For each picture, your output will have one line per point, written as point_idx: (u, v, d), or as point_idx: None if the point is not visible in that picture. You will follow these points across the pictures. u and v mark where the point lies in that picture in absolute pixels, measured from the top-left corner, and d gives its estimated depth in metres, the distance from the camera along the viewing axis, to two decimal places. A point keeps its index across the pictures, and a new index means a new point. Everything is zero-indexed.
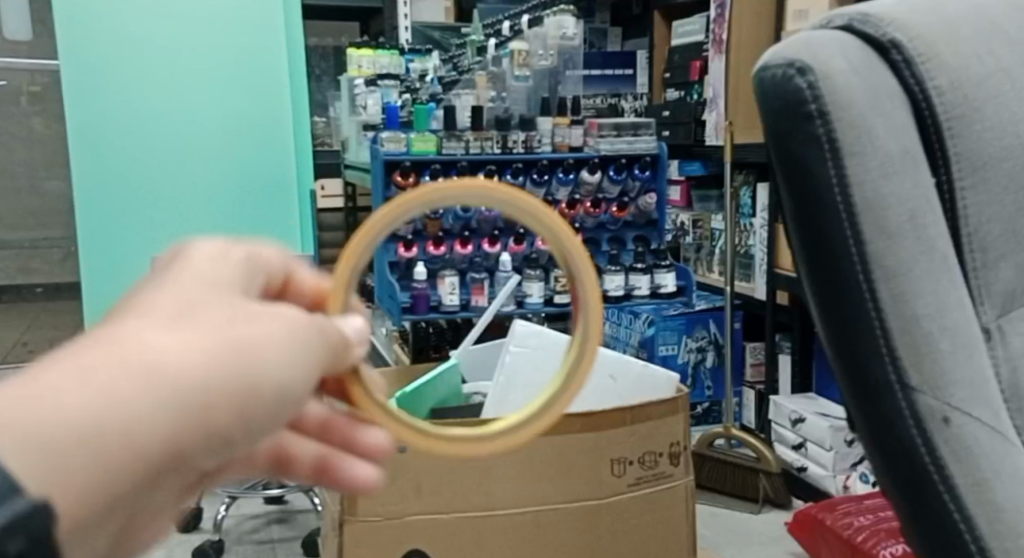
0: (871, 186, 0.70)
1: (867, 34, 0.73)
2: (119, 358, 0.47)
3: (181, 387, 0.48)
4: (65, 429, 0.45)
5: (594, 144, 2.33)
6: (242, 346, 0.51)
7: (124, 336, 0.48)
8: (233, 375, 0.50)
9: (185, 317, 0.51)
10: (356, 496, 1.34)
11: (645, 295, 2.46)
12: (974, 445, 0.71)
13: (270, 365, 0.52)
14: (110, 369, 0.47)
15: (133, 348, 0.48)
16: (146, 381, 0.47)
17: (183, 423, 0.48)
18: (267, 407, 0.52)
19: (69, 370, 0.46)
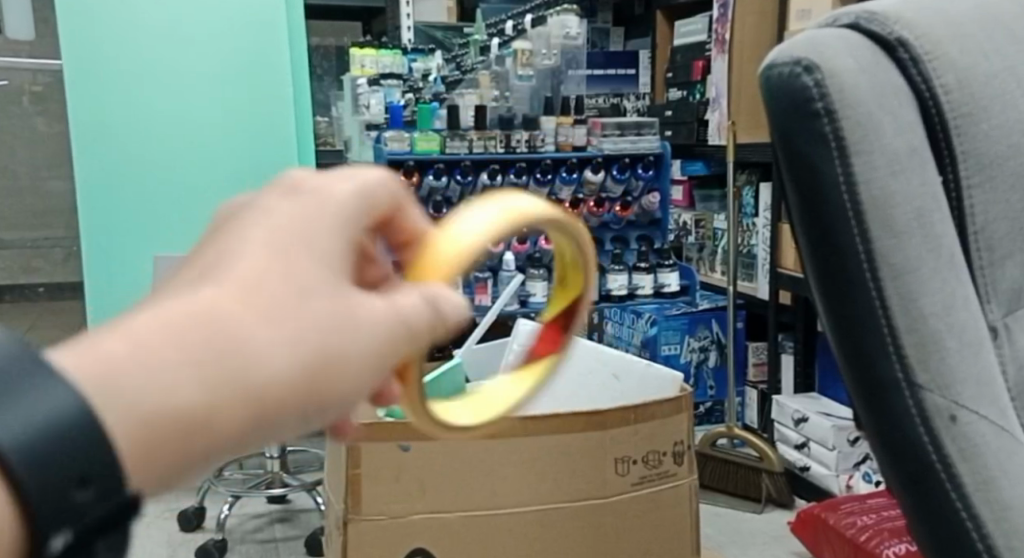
0: (878, 183, 0.70)
1: (873, 32, 0.73)
2: (212, 338, 0.51)
3: (246, 369, 0.51)
4: (153, 409, 0.49)
5: (598, 144, 2.34)
6: (311, 337, 0.54)
7: (205, 311, 0.52)
8: (317, 373, 0.54)
9: (280, 300, 0.54)
10: (360, 495, 1.35)
11: (650, 294, 2.46)
12: (981, 443, 0.71)
13: (350, 366, 0.55)
14: (184, 342, 0.50)
15: (210, 322, 0.51)
16: (212, 356, 0.51)
17: (257, 404, 0.52)
18: (339, 401, 0.56)
19: (149, 338, 0.50)
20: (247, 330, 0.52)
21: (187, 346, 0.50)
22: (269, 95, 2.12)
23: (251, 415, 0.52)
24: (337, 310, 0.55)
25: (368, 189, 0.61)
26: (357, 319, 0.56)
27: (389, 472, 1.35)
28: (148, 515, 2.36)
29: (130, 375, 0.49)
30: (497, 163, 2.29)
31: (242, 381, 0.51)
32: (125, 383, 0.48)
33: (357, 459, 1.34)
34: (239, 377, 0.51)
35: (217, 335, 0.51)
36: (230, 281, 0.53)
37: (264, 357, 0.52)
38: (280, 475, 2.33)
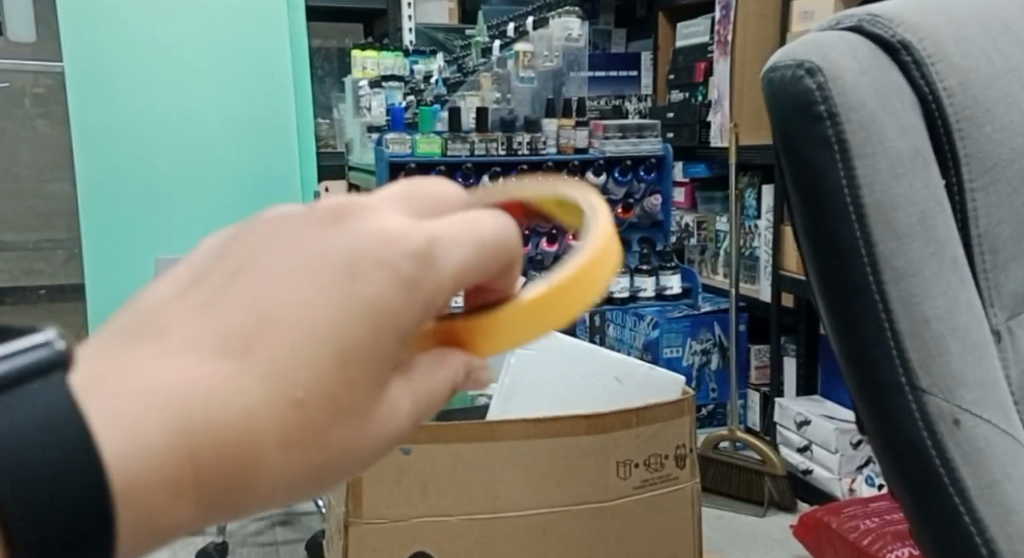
0: (880, 186, 0.70)
1: (876, 34, 0.73)
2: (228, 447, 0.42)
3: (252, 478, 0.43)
4: (146, 517, 0.41)
5: (600, 146, 2.33)
6: (330, 448, 0.45)
7: (243, 401, 0.42)
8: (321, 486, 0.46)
9: (316, 406, 0.44)
10: (361, 498, 1.34)
11: (650, 298, 2.60)
12: (985, 447, 0.70)
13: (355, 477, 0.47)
14: (206, 438, 0.41)
15: (237, 422, 0.42)
16: (227, 461, 0.42)
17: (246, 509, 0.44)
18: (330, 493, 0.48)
19: (167, 424, 0.41)
20: (271, 444, 0.43)
21: (200, 441, 0.41)
22: (273, 97, 2.13)
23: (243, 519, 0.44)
24: (365, 416, 0.46)
25: (486, 249, 0.48)
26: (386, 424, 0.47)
27: (391, 475, 1.34)
28: None
29: (132, 478, 0.40)
30: (499, 166, 2.29)
31: (243, 493, 0.43)
32: (131, 485, 0.40)
33: None
34: (240, 492, 0.43)
35: (233, 444, 0.42)
36: (271, 369, 0.43)
37: (280, 477, 0.43)
38: None
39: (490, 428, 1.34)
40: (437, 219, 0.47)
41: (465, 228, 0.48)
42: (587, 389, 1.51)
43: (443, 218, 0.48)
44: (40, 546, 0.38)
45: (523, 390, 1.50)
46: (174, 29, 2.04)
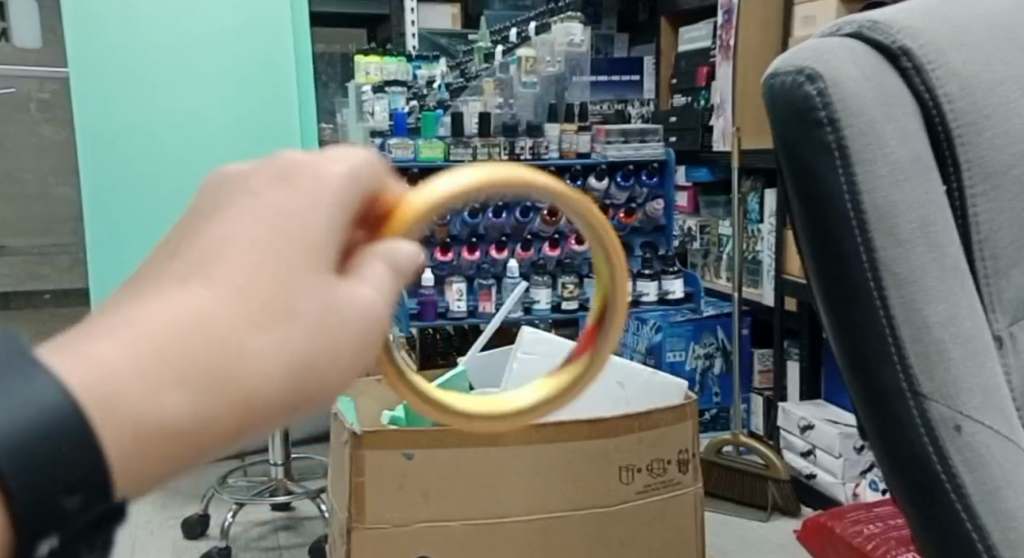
0: (881, 193, 0.70)
1: (877, 41, 0.73)
2: (200, 350, 0.44)
3: (239, 379, 0.44)
4: (142, 425, 0.42)
5: (602, 150, 2.34)
6: (305, 336, 0.46)
7: (198, 312, 0.44)
8: (310, 375, 0.46)
9: (269, 300, 0.46)
10: (364, 503, 1.34)
11: None
12: (986, 453, 0.70)
13: (344, 370, 0.48)
14: (174, 349, 0.43)
15: (200, 331, 0.44)
16: (204, 365, 0.44)
17: (247, 421, 0.45)
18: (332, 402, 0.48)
19: (132, 349, 0.43)
20: (243, 341, 0.45)
21: (174, 353, 0.43)
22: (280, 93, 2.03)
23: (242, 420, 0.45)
24: (328, 304, 0.47)
25: (360, 167, 0.51)
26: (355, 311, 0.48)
27: (394, 480, 1.34)
28: (153, 523, 2.37)
29: (117, 392, 0.42)
30: None
31: (236, 391, 0.44)
32: (120, 394, 0.42)
33: (361, 466, 1.34)
34: (234, 386, 0.44)
35: (205, 348, 0.44)
36: (219, 285, 0.45)
37: (259, 363, 0.45)
38: (284, 483, 2.33)
39: (491, 432, 1.34)
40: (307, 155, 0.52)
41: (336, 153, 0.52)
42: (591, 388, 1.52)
43: (314, 155, 0.52)
44: (42, 466, 0.39)
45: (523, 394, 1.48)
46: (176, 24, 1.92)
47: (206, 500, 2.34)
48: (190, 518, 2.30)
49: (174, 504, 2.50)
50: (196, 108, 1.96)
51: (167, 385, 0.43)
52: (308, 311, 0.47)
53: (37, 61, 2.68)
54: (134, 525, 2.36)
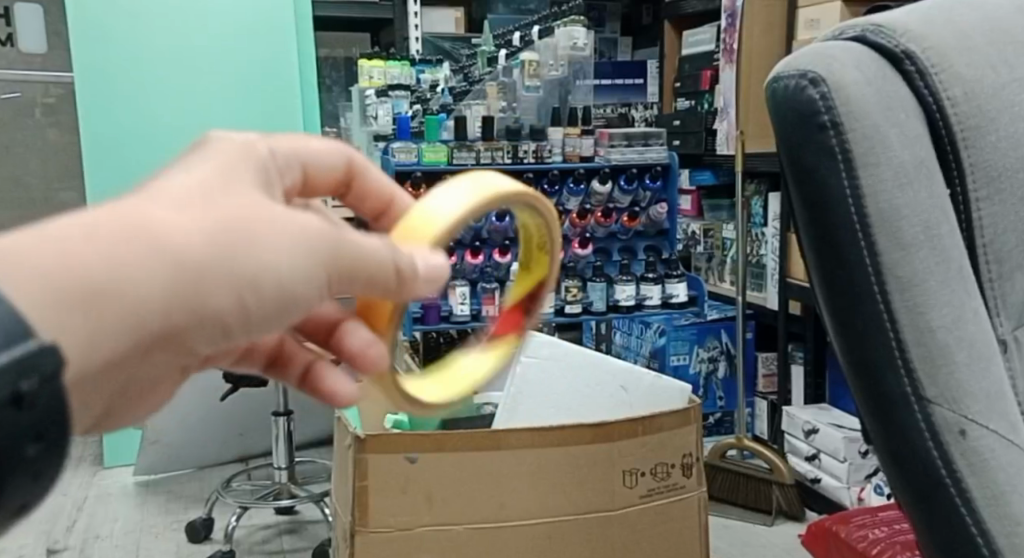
0: (885, 197, 0.70)
1: (880, 44, 0.73)
2: (127, 224, 0.53)
3: (161, 246, 0.53)
4: (70, 273, 0.50)
5: (605, 154, 2.32)
6: (228, 229, 0.56)
7: (118, 209, 0.54)
8: (229, 252, 0.55)
9: (192, 203, 0.56)
10: (367, 508, 1.33)
11: (656, 307, 2.34)
12: (992, 458, 0.70)
13: (267, 258, 0.57)
14: (93, 229, 0.52)
15: (121, 219, 0.53)
16: (125, 236, 0.52)
17: (172, 285, 0.54)
18: (265, 298, 0.57)
19: (61, 234, 0.52)
20: (174, 227, 0.54)
21: (102, 231, 0.52)
22: (268, 68, 2.67)
23: (165, 286, 0.53)
24: (259, 209, 0.58)
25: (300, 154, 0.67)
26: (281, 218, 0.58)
27: (397, 483, 1.34)
28: (157, 526, 2.37)
29: (54, 247, 0.51)
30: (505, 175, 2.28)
31: (160, 264, 0.53)
32: (44, 260, 0.50)
33: (365, 470, 1.33)
34: (156, 249, 0.53)
35: (133, 219, 0.53)
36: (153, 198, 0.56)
37: (182, 236, 0.54)
38: (288, 487, 2.33)
39: (494, 436, 1.34)
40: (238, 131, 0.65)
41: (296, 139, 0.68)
42: (592, 395, 1.51)
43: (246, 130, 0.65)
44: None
45: (528, 399, 1.49)
46: (182, 62, 2.58)
47: (210, 504, 2.34)
48: (193, 521, 2.30)
49: (178, 507, 2.50)
50: (194, 106, 2.60)
51: (96, 243, 0.52)
52: (236, 208, 0.57)
53: (43, 65, 2.71)
54: (139, 528, 2.36)
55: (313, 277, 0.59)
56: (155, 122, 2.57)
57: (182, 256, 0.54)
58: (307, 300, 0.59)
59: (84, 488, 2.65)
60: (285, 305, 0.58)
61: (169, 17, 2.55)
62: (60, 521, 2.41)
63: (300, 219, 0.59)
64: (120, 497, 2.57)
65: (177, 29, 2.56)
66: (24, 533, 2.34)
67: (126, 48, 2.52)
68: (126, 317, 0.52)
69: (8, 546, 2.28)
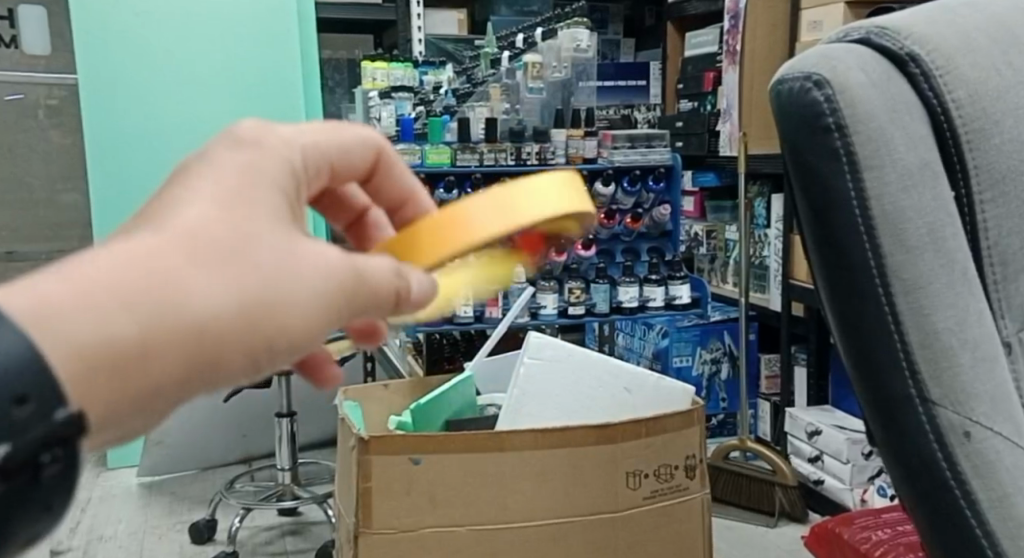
0: (889, 199, 0.70)
1: (884, 47, 0.73)
2: (150, 287, 0.50)
3: (185, 311, 0.51)
4: (89, 348, 0.49)
5: (608, 156, 2.30)
6: (253, 285, 0.54)
7: (140, 253, 0.51)
8: (258, 315, 0.54)
9: (216, 250, 0.53)
10: (370, 509, 1.34)
11: (660, 308, 2.32)
12: (996, 460, 0.70)
13: (292, 318, 0.55)
14: (116, 284, 0.50)
15: (145, 270, 0.51)
16: (149, 296, 0.50)
17: (195, 352, 0.52)
18: (283, 354, 0.56)
19: (84, 286, 0.49)
20: (199, 283, 0.52)
21: (126, 287, 0.50)
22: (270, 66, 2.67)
23: (190, 355, 0.51)
24: (286, 256, 0.55)
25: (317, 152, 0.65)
26: (306, 267, 0.56)
27: (400, 485, 1.34)
28: (160, 526, 2.38)
29: (72, 317, 0.48)
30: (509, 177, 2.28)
31: (189, 333, 0.51)
32: (65, 327, 0.48)
33: (368, 471, 1.33)
34: (182, 317, 0.51)
35: (157, 275, 0.51)
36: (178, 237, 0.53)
37: (208, 297, 0.52)
38: (291, 488, 2.34)
39: (497, 438, 1.34)
40: (261, 130, 0.62)
41: (321, 134, 0.66)
42: (595, 397, 1.51)
43: (270, 131, 0.62)
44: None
45: (532, 401, 1.49)
46: (182, 62, 2.58)
47: (213, 505, 2.34)
48: (196, 522, 2.30)
49: (181, 508, 2.51)
50: (196, 105, 2.60)
51: (118, 312, 0.49)
52: (264, 260, 0.54)
53: (47, 67, 2.73)
54: (142, 529, 2.37)
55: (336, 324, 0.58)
56: (155, 121, 2.57)
57: (210, 323, 0.52)
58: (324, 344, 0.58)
59: (88, 488, 2.66)
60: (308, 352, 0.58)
61: (170, 18, 2.55)
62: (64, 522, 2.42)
63: (327, 265, 0.57)
64: (124, 497, 2.58)
65: (177, 29, 2.56)
66: None
67: (126, 47, 2.52)
68: (144, 387, 0.51)
69: None
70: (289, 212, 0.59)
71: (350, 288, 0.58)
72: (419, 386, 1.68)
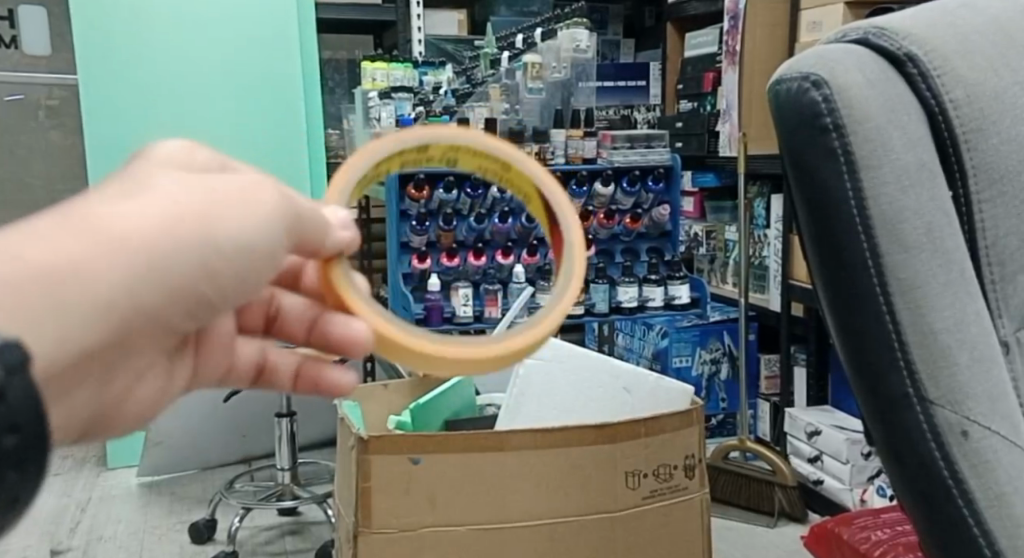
0: (887, 199, 0.70)
1: (882, 48, 0.73)
2: (71, 219, 0.56)
3: (126, 233, 0.57)
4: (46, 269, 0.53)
5: (608, 156, 2.30)
6: (186, 206, 0.60)
7: (78, 202, 0.57)
8: (184, 224, 0.59)
9: (144, 190, 0.59)
10: (370, 508, 1.34)
11: (660, 308, 2.33)
12: (994, 459, 0.71)
13: (228, 225, 0.61)
14: (61, 224, 0.55)
15: (85, 210, 0.56)
16: (90, 225, 0.56)
17: (142, 266, 0.57)
18: (227, 265, 0.62)
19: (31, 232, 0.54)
20: (132, 212, 0.58)
21: (67, 224, 0.55)
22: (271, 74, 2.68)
23: (137, 269, 0.57)
24: (208, 183, 0.62)
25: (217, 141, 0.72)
26: (229, 187, 0.62)
27: (400, 484, 1.34)
28: (160, 526, 2.38)
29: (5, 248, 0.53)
30: None
31: (133, 249, 0.57)
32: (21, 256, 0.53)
33: (368, 470, 1.33)
34: (106, 234, 0.56)
35: (95, 211, 0.57)
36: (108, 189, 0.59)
37: (143, 220, 0.58)
38: (291, 488, 2.34)
39: (497, 438, 1.34)
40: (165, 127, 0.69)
41: None
42: (593, 397, 1.51)
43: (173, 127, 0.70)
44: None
45: (533, 400, 1.49)
46: (181, 68, 2.59)
47: (213, 505, 2.34)
48: (196, 522, 2.30)
49: (181, 508, 2.51)
50: (195, 113, 2.63)
51: (43, 239, 0.55)
52: (190, 189, 0.61)
53: (48, 67, 2.75)
54: (142, 528, 2.37)
55: (270, 228, 0.63)
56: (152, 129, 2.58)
57: (137, 238, 0.57)
58: (268, 255, 0.64)
59: (87, 488, 2.66)
60: (251, 260, 0.63)
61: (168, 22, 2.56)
62: (63, 522, 2.42)
63: (248, 184, 0.63)
64: (123, 497, 2.58)
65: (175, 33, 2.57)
66: (27, 534, 2.35)
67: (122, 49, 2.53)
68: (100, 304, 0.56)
69: (13, 547, 2.29)
70: (204, 165, 0.65)
71: (266, 194, 0.63)
72: (417, 387, 1.68)
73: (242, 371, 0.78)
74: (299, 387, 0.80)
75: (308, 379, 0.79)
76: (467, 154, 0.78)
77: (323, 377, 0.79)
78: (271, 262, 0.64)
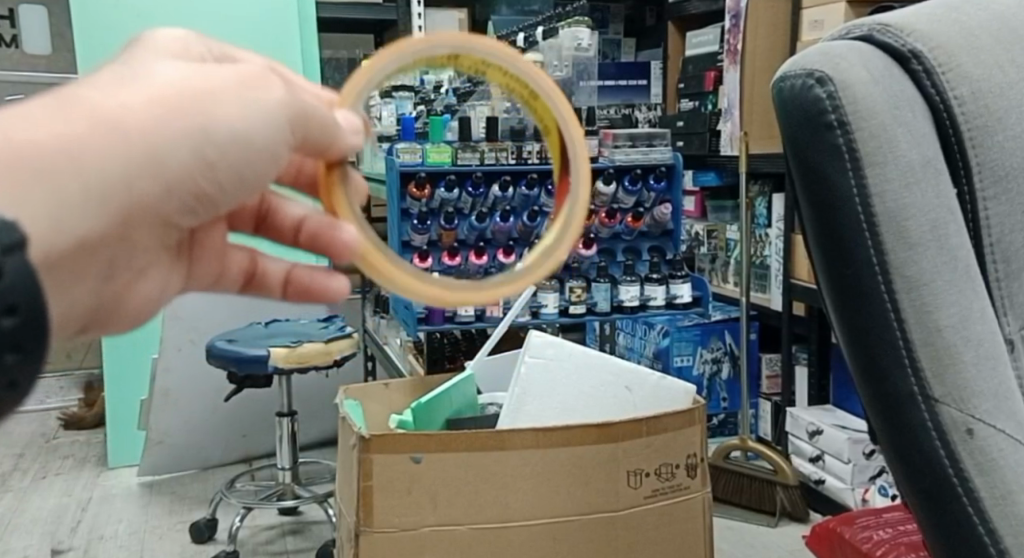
0: (891, 197, 0.70)
1: (887, 44, 0.73)
2: (70, 103, 0.60)
3: (119, 121, 0.60)
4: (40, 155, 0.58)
5: (609, 155, 2.21)
6: (177, 97, 0.62)
7: (73, 96, 0.61)
8: (180, 115, 0.62)
9: (137, 82, 0.62)
10: (371, 508, 1.34)
11: (661, 308, 2.21)
12: (1000, 459, 0.70)
13: (223, 116, 0.63)
14: (56, 115, 0.59)
15: (80, 105, 0.60)
16: (84, 114, 0.60)
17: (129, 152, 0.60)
18: (221, 154, 0.64)
19: (31, 121, 0.59)
20: (122, 102, 0.61)
21: (62, 113, 0.60)
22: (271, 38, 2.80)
23: (130, 156, 0.61)
24: (202, 76, 0.64)
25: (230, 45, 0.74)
26: (224, 76, 0.64)
27: (401, 483, 1.34)
28: (161, 526, 2.38)
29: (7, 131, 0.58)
30: (509, 175, 2.16)
31: (123, 136, 0.60)
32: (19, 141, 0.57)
33: (369, 470, 1.33)
34: (104, 121, 0.60)
35: (90, 102, 0.60)
36: (105, 85, 0.62)
37: (135, 109, 0.61)
38: (291, 487, 2.33)
39: (498, 437, 1.34)
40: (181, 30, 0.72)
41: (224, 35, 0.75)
42: (594, 396, 1.51)
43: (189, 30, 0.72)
44: None
45: (533, 399, 1.48)
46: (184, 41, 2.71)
47: (213, 504, 2.34)
48: (196, 521, 2.30)
49: (182, 507, 2.51)
50: None
51: (43, 124, 0.59)
52: (185, 81, 0.63)
53: (48, 65, 3.08)
54: (143, 528, 2.37)
55: (266, 121, 0.65)
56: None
57: (132, 124, 0.61)
58: (267, 148, 0.66)
59: (88, 488, 2.65)
60: (247, 152, 0.65)
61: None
62: (65, 522, 2.42)
63: (243, 74, 0.65)
64: (124, 497, 2.58)
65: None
66: (27, 533, 2.35)
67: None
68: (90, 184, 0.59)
69: (13, 546, 2.28)
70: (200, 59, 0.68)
71: (267, 90, 0.65)
72: (419, 386, 1.68)
73: (232, 279, 0.79)
74: (289, 292, 0.81)
75: (298, 284, 0.81)
76: (497, 73, 0.74)
77: (316, 282, 0.81)
78: (270, 155, 0.66)
